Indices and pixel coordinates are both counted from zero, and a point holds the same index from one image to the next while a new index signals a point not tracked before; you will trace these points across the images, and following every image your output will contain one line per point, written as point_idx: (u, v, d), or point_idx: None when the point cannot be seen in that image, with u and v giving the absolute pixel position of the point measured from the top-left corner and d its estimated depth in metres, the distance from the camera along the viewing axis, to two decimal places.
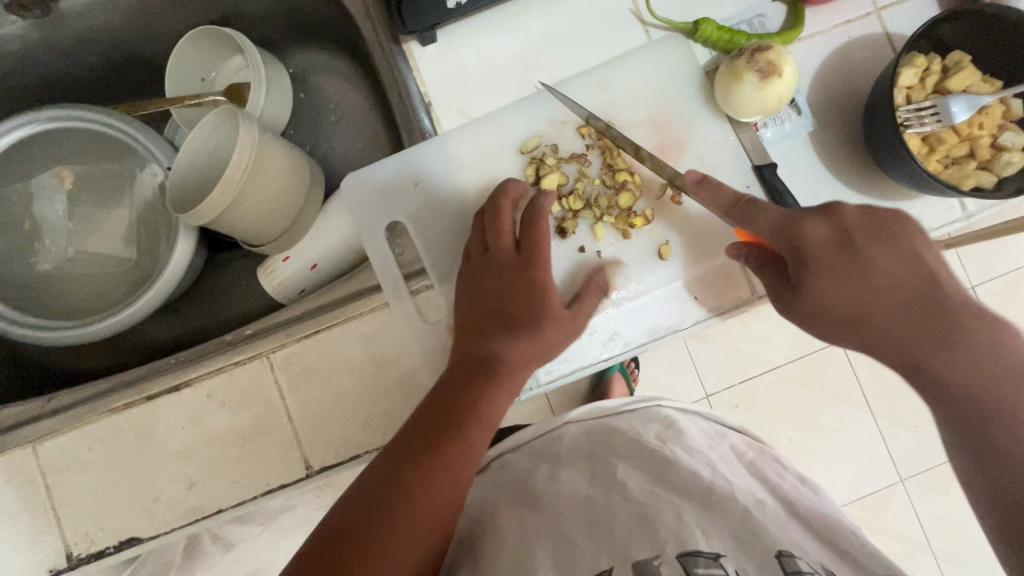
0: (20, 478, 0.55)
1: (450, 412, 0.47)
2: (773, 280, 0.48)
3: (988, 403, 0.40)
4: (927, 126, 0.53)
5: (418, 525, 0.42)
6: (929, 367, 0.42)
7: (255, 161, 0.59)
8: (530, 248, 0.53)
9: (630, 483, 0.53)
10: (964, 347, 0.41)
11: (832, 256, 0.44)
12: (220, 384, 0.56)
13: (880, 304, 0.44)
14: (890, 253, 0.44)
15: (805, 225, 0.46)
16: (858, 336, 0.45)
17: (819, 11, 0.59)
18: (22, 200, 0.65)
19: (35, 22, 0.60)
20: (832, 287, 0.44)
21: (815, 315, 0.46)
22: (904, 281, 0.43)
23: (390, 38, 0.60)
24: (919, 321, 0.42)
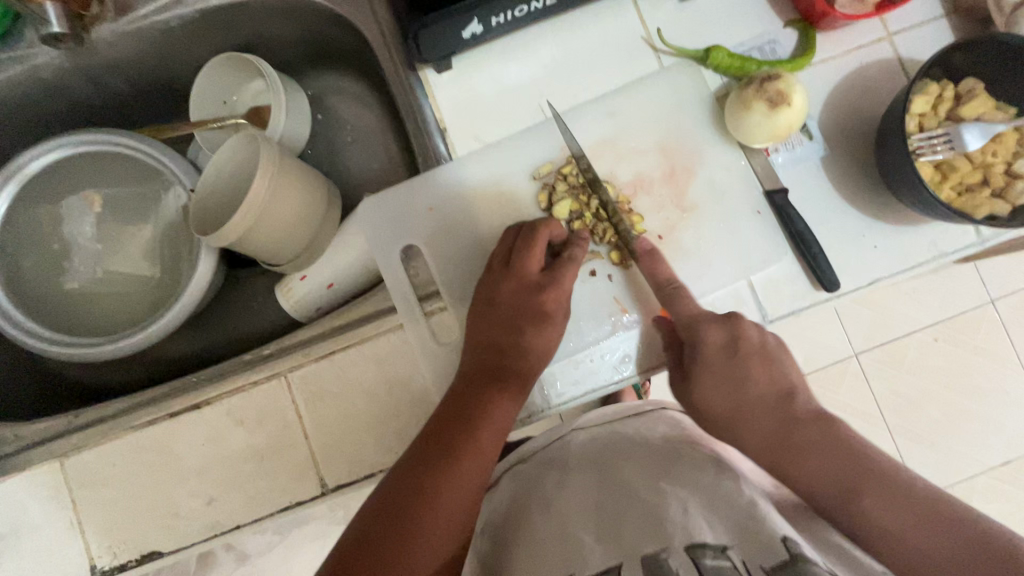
0: (45, 492, 0.57)
1: (460, 430, 0.50)
2: (675, 375, 0.54)
3: (849, 506, 0.43)
4: (939, 153, 0.53)
5: (438, 537, 0.46)
6: (796, 472, 0.46)
7: (275, 186, 0.61)
8: (557, 275, 0.56)
9: (635, 479, 0.53)
10: (825, 452, 0.45)
11: (722, 358, 0.51)
12: (238, 403, 0.58)
13: (749, 407, 0.49)
14: (762, 365, 0.51)
15: (702, 327, 0.52)
16: (739, 439, 0.49)
17: (830, 37, 0.60)
18: (51, 222, 0.68)
19: (66, 52, 0.62)
20: (708, 389, 0.51)
21: (705, 420, 0.52)
22: (772, 392, 0.50)
23: (407, 65, 0.62)
24: (777, 429, 0.48)
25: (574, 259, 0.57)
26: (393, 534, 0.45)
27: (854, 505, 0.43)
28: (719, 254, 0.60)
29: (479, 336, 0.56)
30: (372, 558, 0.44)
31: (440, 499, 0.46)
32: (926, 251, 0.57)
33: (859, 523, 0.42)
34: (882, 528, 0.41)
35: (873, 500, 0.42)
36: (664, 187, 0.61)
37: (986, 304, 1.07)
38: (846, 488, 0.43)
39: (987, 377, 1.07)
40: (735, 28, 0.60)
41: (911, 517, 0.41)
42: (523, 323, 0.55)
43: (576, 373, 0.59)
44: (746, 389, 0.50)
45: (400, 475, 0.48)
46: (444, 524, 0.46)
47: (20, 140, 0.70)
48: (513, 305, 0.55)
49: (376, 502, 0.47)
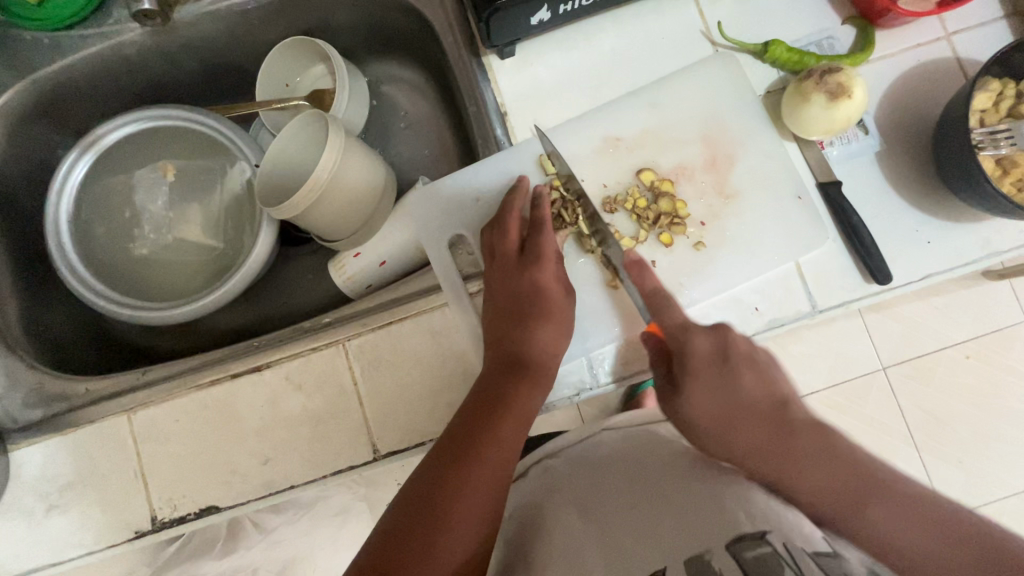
0: (112, 444, 0.60)
1: (478, 413, 0.50)
2: (662, 379, 0.53)
3: (858, 513, 0.44)
4: (1002, 149, 0.54)
5: (465, 527, 0.45)
6: (793, 482, 0.47)
7: (340, 161, 0.63)
8: (536, 248, 0.58)
9: (672, 481, 0.52)
10: (812, 454, 0.47)
11: (710, 366, 0.51)
12: (298, 368, 0.60)
13: (740, 419, 0.49)
14: (754, 373, 0.51)
15: (691, 335, 0.52)
16: (733, 446, 0.49)
17: (889, 35, 0.61)
18: (124, 191, 0.71)
19: (151, 30, 0.66)
20: (702, 397, 0.50)
21: (689, 425, 0.51)
22: (764, 400, 0.50)
23: (470, 52, 0.65)
24: (774, 442, 0.48)
25: (543, 223, 0.59)
26: (420, 521, 0.44)
27: (857, 512, 0.44)
28: (769, 241, 0.60)
29: (492, 328, 0.56)
30: (400, 553, 0.43)
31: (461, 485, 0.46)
32: (979, 248, 0.58)
33: (859, 524, 0.44)
34: (871, 530, 0.44)
35: (874, 506, 0.44)
36: (706, 175, 0.61)
37: (1019, 322, 1.05)
38: (845, 501, 0.45)
39: (1017, 396, 1.06)
40: (793, 24, 0.62)
41: (916, 527, 0.43)
42: (525, 303, 0.56)
43: (624, 353, 0.60)
44: (740, 394, 0.50)
45: (424, 465, 0.48)
46: (468, 507, 0.45)
47: (98, 114, 0.74)
48: (507, 284, 0.57)
49: (405, 494, 0.46)
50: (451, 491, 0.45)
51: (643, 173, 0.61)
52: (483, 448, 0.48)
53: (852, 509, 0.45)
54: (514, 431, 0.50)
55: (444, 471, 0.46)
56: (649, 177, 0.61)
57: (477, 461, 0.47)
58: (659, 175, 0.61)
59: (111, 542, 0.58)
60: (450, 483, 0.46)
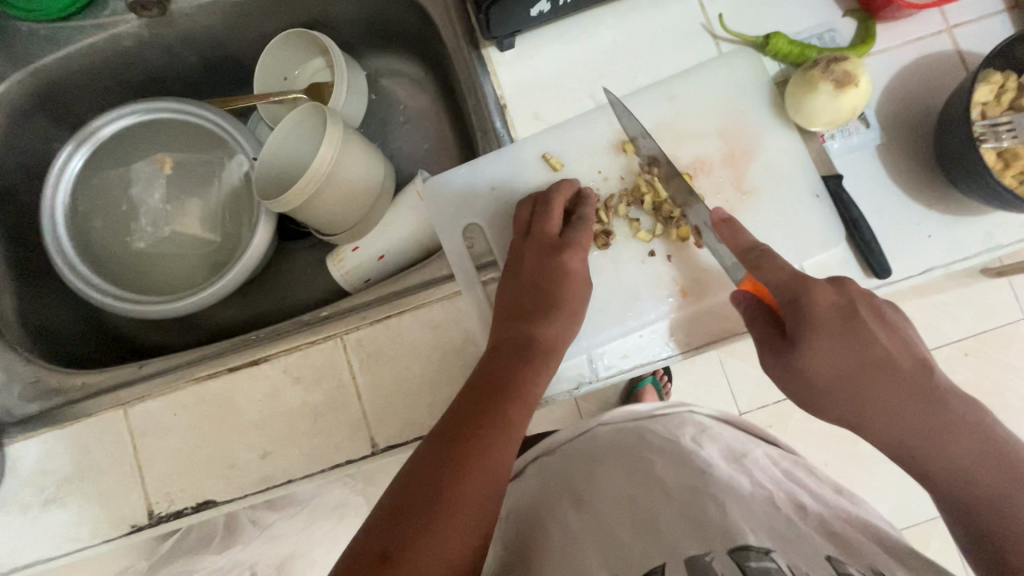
0: (109, 438, 0.59)
1: (490, 397, 0.49)
2: (767, 335, 0.50)
3: (1004, 495, 0.43)
4: (1003, 141, 0.54)
5: (473, 508, 0.43)
6: (926, 447, 0.45)
7: (339, 154, 0.63)
8: (575, 239, 0.58)
9: (671, 480, 0.51)
10: (947, 427, 0.45)
11: (836, 321, 0.47)
12: (296, 361, 0.60)
13: (888, 384, 0.46)
14: (888, 333, 0.47)
15: (814, 287, 0.48)
16: (851, 410, 0.47)
17: (889, 28, 0.60)
18: (121, 183, 0.71)
19: (148, 21, 0.66)
20: (828, 353, 0.47)
21: (810, 386, 0.48)
22: (905, 361, 0.47)
23: (469, 44, 0.64)
24: (909, 406, 0.45)
25: (584, 218, 0.59)
26: (427, 498, 0.43)
27: (1002, 495, 0.43)
28: (773, 236, 0.60)
29: (508, 308, 0.56)
30: (405, 528, 0.41)
31: (475, 463, 0.45)
32: (980, 242, 0.58)
33: (1005, 504, 0.43)
34: (1000, 503, 0.43)
35: (1017, 490, 0.43)
36: (723, 171, 0.61)
37: (1019, 319, 1.05)
38: (999, 479, 0.43)
39: (1016, 393, 1.06)
40: (794, 17, 0.61)
41: None
42: (548, 289, 0.56)
43: (624, 347, 0.60)
44: (877, 355, 0.46)
45: (431, 443, 0.46)
46: (481, 485, 0.44)
47: (95, 106, 0.73)
48: (537, 266, 0.57)
49: (411, 469, 0.45)
50: (461, 471, 0.44)
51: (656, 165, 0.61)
52: (494, 433, 0.47)
53: (997, 489, 0.43)
54: (522, 419, 0.50)
55: (454, 451, 0.45)
56: (665, 170, 0.61)
57: (487, 444, 0.46)
58: (675, 169, 0.61)
59: (108, 536, 0.58)
60: (460, 462, 0.45)
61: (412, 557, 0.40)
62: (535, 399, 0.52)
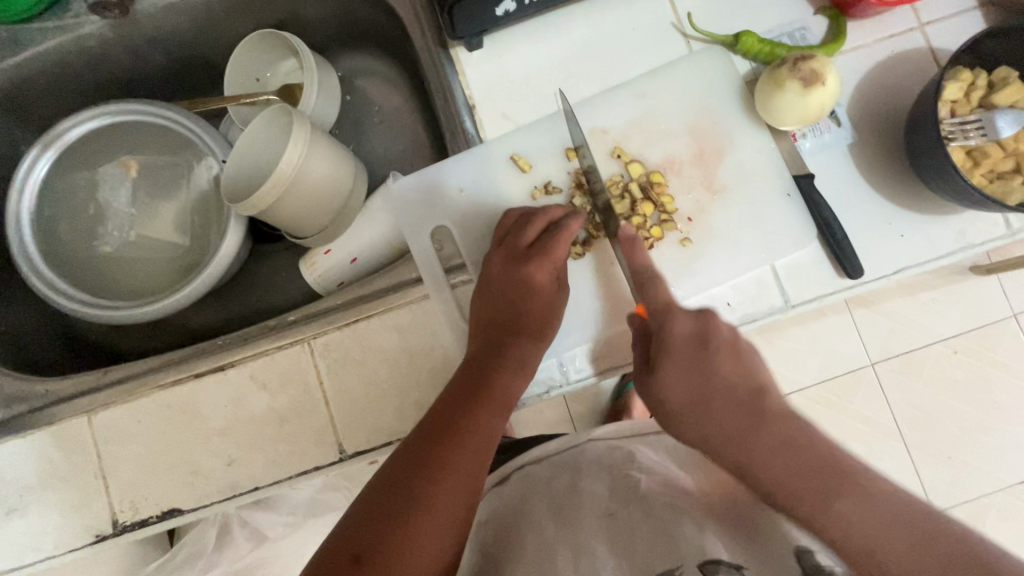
0: (72, 446, 0.58)
1: (466, 403, 0.49)
2: (638, 361, 0.51)
3: (821, 510, 0.39)
4: (971, 139, 0.53)
5: (444, 515, 0.43)
6: (756, 468, 0.42)
7: (306, 155, 0.62)
8: (549, 250, 0.56)
9: (651, 495, 0.51)
10: (777, 449, 0.42)
11: (685, 343, 0.48)
12: (261, 367, 0.59)
13: (716, 402, 0.46)
14: (734, 362, 0.47)
15: (671, 313, 0.49)
16: (701, 432, 0.46)
17: (861, 25, 0.60)
18: (88, 187, 0.70)
19: (112, 22, 0.65)
20: (671, 378, 0.47)
21: (663, 410, 0.48)
22: (743, 386, 0.46)
23: (438, 44, 0.63)
24: (749, 429, 0.44)
25: (567, 231, 0.56)
26: (401, 502, 0.42)
27: (824, 509, 0.39)
28: (747, 238, 0.59)
29: (481, 320, 0.55)
30: (377, 531, 0.41)
31: (444, 476, 0.44)
32: (954, 241, 0.57)
33: (822, 519, 0.39)
34: (814, 519, 0.39)
35: (836, 504, 0.39)
36: (693, 171, 0.60)
37: (1007, 316, 1.05)
38: (811, 490, 0.40)
39: (1005, 391, 1.05)
40: (765, 14, 0.61)
41: (900, 529, 0.37)
42: (518, 301, 0.55)
43: (596, 350, 0.59)
44: (712, 377, 0.46)
45: (405, 448, 0.46)
46: (449, 500, 0.43)
47: (61, 110, 0.72)
48: (506, 278, 0.56)
49: (384, 473, 0.45)
50: (434, 475, 0.44)
51: (628, 163, 0.60)
52: (467, 437, 0.47)
53: (814, 503, 0.39)
54: (496, 421, 0.49)
55: (427, 455, 0.45)
56: (637, 170, 0.59)
57: (463, 450, 0.46)
58: (647, 168, 0.60)
59: (73, 546, 0.57)
60: (432, 467, 0.44)
61: (382, 560, 0.40)
62: (509, 408, 0.51)
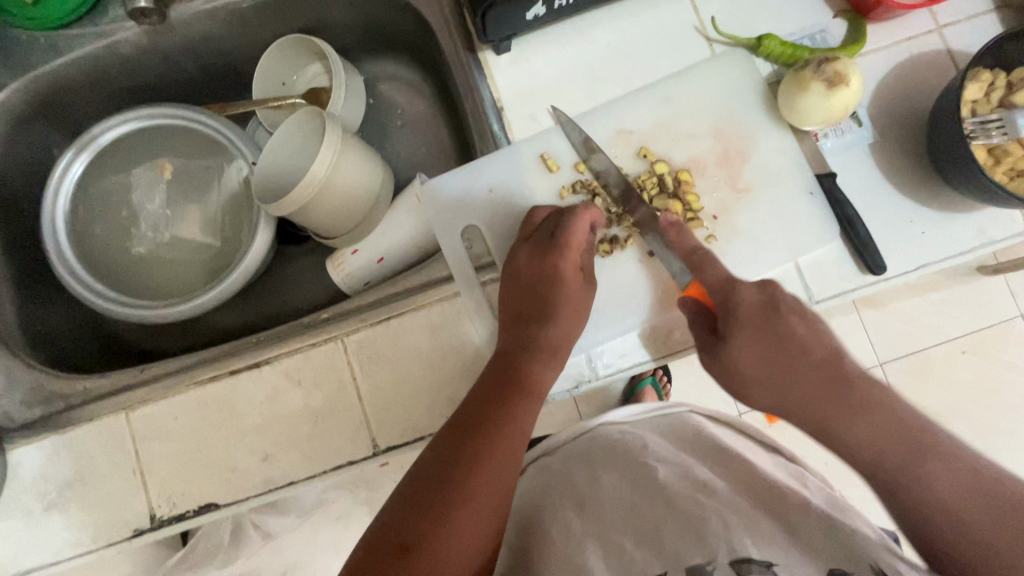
0: (111, 442, 0.59)
1: (499, 395, 0.50)
2: (705, 336, 0.53)
3: (914, 469, 0.42)
4: (993, 138, 0.54)
5: (482, 503, 0.44)
6: (842, 430, 0.45)
7: (338, 156, 0.63)
8: (568, 240, 0.57)
9: (672, 485, 0.52)
10: (864, 414, 0.45)
11: (760, 314, 0.50)
12: (296, 364, 0.60)
13: (795, 364, 0.48)
14: (807, 324, 0.49)
15: (738, 286, 0.52)
16: (779, 396, 0.49)
17: (881, 28, 0.61)
18: (121, 189, 0.71)
19: (148, 28, 0.66)
20: (749, 348, 0.50)
21: (739, 378, 0.50)
22: (818, 349, 0.48)
23: (467, 48, 0.65)
24: (830, 393, 0.46)
25: (579, 218, 0.58)
26: (440, 492, 0.43)
27: (915, 472, 0.42)
28: (771, 236, 0.60)
29: (511, 312, 0.57)
30: (420, 522, 0.42)
31: (481, 466, 0.45)
32: (974, 238, 0.58)
33: (914, 476, 0.42)
34: (892, 476, 0.43)
35: (931, 466, 0.42)
36: (718, 171, 0.61)
37: (1016, 317, 1.06)
38: (907, 451, 0.43)
39: (1015, 390, 1.06)
40: (786, 18, 0.62)
41: (961, 489, 0.41)
42: (545, 292, 0.56)
43: (622, 346, 0.60)
44: (791, 342, 0.49)
45: (442, 442, 0.47)
46: (486, 489, 0.44)
47: (94, 114, 0.74)
48: (532, 269, 0.57)
49: (420, 468, 0.46)
50: (472, 467, 0.44)
51: (654, 163, 0.61)
52: (502, 430, 0.47)
53: (907, 463, 0.43)
54: (529, 414, 0.50)
55: (464, 447, 0.46)
56: (664, 169, 0.61)
57: (497, 440, 0.47)
58: (673, 168, 0.61)
59: (112, 540, 0.58)
60: (468, 457, 0.45)
61: (427, 551, 0.41)
62: (541, 398, 0.52)
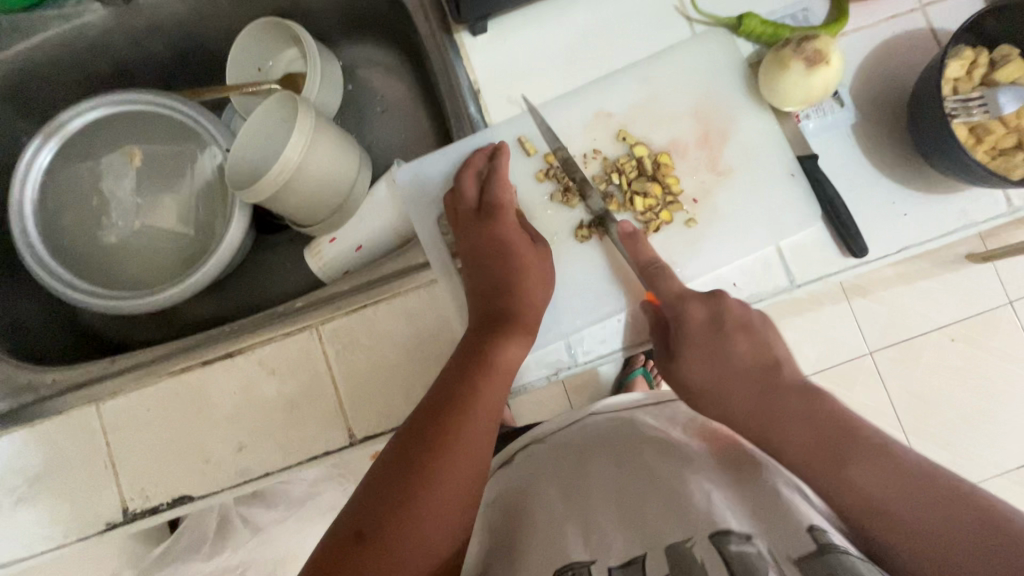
0: (81, 434, 0.58)
1: (465, 374, 0.49)
2: (659, 347, 0.56)
3: (835, 473, 0.43)
4: (974, 116, 0.54)
5: (448, 487, 0.43)
6: (773, 434, 0.46)
7: (311, 142, 0.62)
8: (499, 201, 0.58)
9: (655, 463, 0.51)
10: (797, 415, 0.46)
11: (701, 328, 0.53)
12: (270, 352, 0.59)
13: (734, 377, 0.50)
14: (748, 339, 0.52)
15: (686, 304, 0.54)
16: (723, 405, 0.50)
17: (863, 7, 0.60)
18: (92, 177, 0.70)
19: (114, 10, 0.65)
20: (693, 361, 0.52)
21: (689, 392, 0.53)
22: (756, 362, 0.51)
23: (443, 30, 0.64)
24: (762, 397, 0.48)
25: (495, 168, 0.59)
26: (405, 476, 0.43)
27: (838, 470, 0.43)
28: (753, 218, 0.59)
29: (474, 287, 0.56)
30: (380, 510, 0.41)
31: (445, 450, 0.44)
32: (956, 220, 0.58)
33: (838, 481, 0.42)
34: (823, 477, 0.43)
35: (854, 465, 0.42)
36: (698, 152, 0.61)
37: (1004, 304, 1.06)
38: (829, 455, 0.43)
39: (1003, 378, 1.06)
40: None
41: (896, 484, 0.41)
42: (500, 260, 0.55)
43: (603, 332, 0.60)
44: (728, 354, 0.51)
45: (406, 426, 0.46)
46: (451, 473, 0.43)
47: (63, 100, 0.72)
48: (483, 237, 0.57)
49: (384, 455, 0.45)
50: (435, 450, 0.44)
51: (634, 145, 0.60)
52: (469, 413, 0.46)
53: (829, 466, 0.43)
54: (496, 393, 0.49)
55: (425, 429, 0.45)
56: (643, 152, 0.60)
57: (462, 421, 0.46)
58: (653, 151, 0.60)
59: (83, 534, 0.57)
60: (431, 440, 0.44)
61: (385, 540, 0.40)
62: (508, 373, 0.51)
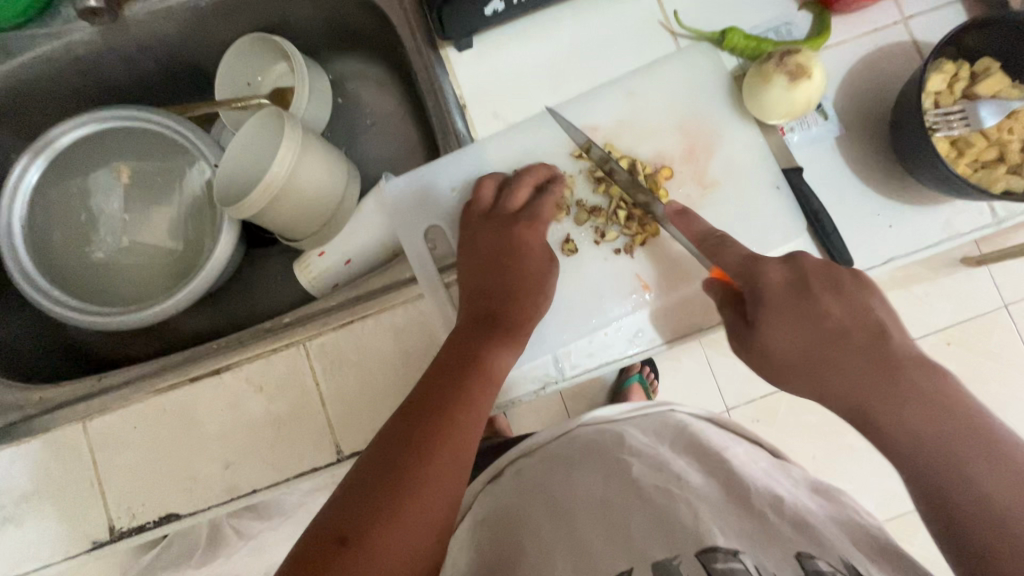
0: (67, 452, 0.58)
1: (454, 380, 0.49)
2: (734, 318, 0.51)
3: (956, 464, 0.41)
4: (955, 129, 0.54)
5: (430, 493, 0.42)
6: (884, 417, 0.44)
7: (297, 158, 0.62)
8: (533, 213, 0.58)
9: (643, 478, 0.51)
10: (916, 401, 0.43)
11: (790, 296, 0.48)
12: (257, 369, 0.59)
13: (838, 350, 0.46)
14: (842, 306, 0.47)
15: (763, 267, 0.50)
16: (818, 383, 0.47)
17: (846, 20, 0.60)
18: (80, 194, 0.70)
19: (100, 28, 0.65)
20: (784, 330, 0.47)
21: (771, 361, 0.48)
22: (858, 331, 0.46)
23: (429, 46, 0.64)
24: (876, 376, 0.44)
25: (551, 194, 0.59)
26: (388, 481, 0.42)
27: (958, 467, 0.41)
28: (738, 231, 0.60)
29: (469, 291, 0.56)
30: (362, 513, 0.41)
31: (430, 455, 0.44)
32: (942, 230, 0.58)
33: (961, 479, 0.41)
34: (939, 471, 0.41)
35: (975, 463, 0.41)
36: (683, 166, 0.61)
37: (999, 308, 1.06)
38: (943, 448, 0.42)
39: (999, 380, 1.06)
40: (751, 11, 0.61)
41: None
42: (502, 268, 0.56)
43: (590, 346, 0.59)
44: (830, 324, 0.47)
45: (391, 428, 0.46)
46: (434, 479, 0.43)
47: (51, 117, 0.72)
48: (494, 244, 0.57)
49: (367, 457, 0.44)
50: (421, 454, 0.43)
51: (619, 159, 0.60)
52: (456, 425, 0.46)
53: (948, 459, 0.41)
54: (485, 406, 0.48)
55: (412, 433, 0.44)
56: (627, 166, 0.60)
57: (448, 427, 0.45)
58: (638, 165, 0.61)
59: (70, 553, 0.57)
60: (417, 445, 0.44)
61: (367, 545, 0.39)
62: (495, 382, 0.51)
